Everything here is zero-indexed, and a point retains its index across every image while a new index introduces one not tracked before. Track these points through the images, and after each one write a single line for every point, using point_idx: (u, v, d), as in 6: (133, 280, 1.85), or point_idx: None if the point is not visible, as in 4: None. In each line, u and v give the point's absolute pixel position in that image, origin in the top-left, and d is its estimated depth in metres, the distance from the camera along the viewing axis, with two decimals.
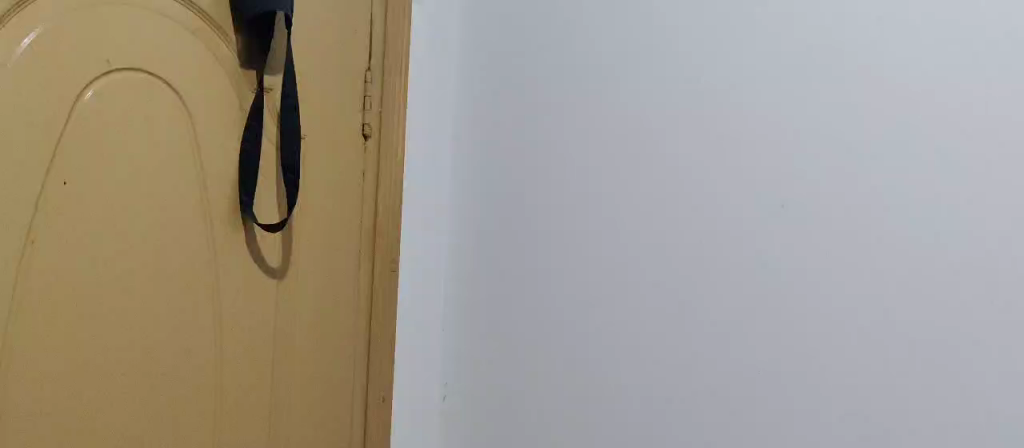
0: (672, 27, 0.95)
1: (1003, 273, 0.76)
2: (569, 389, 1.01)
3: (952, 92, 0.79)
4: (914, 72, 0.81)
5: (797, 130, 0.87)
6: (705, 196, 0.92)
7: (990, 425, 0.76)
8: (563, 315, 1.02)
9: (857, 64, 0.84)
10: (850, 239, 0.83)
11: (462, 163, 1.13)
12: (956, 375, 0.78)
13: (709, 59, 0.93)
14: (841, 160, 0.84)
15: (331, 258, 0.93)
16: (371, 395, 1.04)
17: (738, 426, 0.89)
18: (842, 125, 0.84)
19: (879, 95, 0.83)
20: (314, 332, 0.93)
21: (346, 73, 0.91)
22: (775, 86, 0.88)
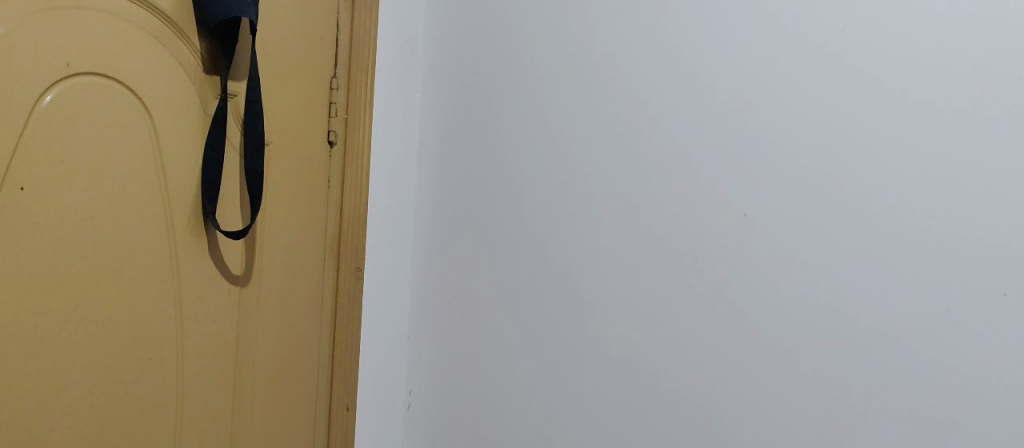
0: (653, 28, 1.05)
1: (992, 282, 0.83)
2: (523, 387, 1.10)
3: (935, 90, 0.87)
4: (894, 71, 0.89)
5: (775, 130, 0.95)
6: (672, 202, 1.01)
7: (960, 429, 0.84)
8: (529, 320, 1.10)
9: (836, 64, 0.92)
10: (821, 234, 0.92)
11: (423, 175, 1.22)
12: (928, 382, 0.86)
13: (686, 57, 1.02)
14: (817, 159, 0.93)
15: (295, 264, 0.99)
16: (337, 401, 1.05)
17: (708, 428, 0.97)
18: (807, 138, 0.94)
19: (854, 94, 0.91)
20: (282, 341, 0.97)
21: (312, 79, 0.99)
22: (754, 83, 0.97)
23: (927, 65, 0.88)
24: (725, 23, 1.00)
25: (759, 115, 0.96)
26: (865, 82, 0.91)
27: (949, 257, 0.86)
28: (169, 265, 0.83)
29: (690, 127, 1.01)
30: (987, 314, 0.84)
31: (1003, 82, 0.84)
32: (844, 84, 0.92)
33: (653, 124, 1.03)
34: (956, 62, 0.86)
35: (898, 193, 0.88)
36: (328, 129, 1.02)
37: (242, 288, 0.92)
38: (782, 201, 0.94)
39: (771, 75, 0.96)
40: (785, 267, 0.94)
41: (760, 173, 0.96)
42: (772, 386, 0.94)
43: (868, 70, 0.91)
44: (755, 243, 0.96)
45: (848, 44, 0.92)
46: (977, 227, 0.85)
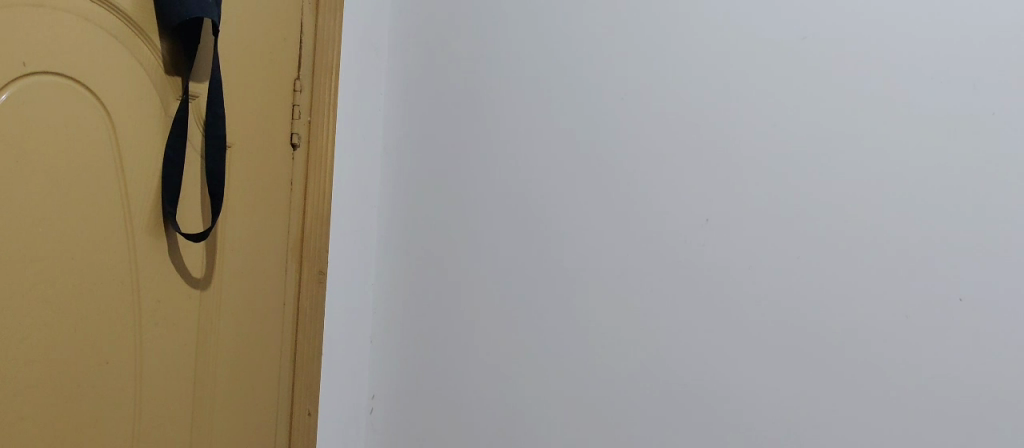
0: (619, 29, 1.06)
1: (940, 277, 0.87)
2: (489, 390, 1.11)
3: (892, 89, 0.91)
4: (854, 69, 0.92)
5: (741, 130, 0.98)
6: (635, 202, 1.03)
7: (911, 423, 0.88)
8: (494, 325, 1.11)
9: (799, 66, 0.95)
10: (781, 228, 0.95)
11: (386, 179, 1.21)
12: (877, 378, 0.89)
13: (654, 60, 1.04)
14: (778, 160, 0.96)
15: (256, 268, 0.98)
16: (298, 406, 1.04)
17: (672, 426, 1.00)
18: (768, 141, 0.96)
19: (817, 93, 0.94)
20: (243, 346, 0.96)
21: (275, 80, 0.98)
22: (719, 83, 0.99)
23: (886, 71, 0.91)
24: (688, 29, 1.02)
25: (720, 121, 0.99)
26: (825, 88, 0.94)
27: (907, 263, 0.89)
28: (128, 267, 0.82)
29: (657, 132, 1.03)
30: (943, 317, 0.87)
31: (958, 86, 0.88)
32: (807, 89, 0.95)
33: (621, 130, 1.05)
34: (913, 68, 0.90)
35: (859, 199, 0.91)
36: (291, 131, 1.02)
37: (202, 291, 0.90)
38: (744, 205, 0.97)
39: (733, 83, 0.99)
40: (745, 272, 0.96)
41: (721, 174, 0.99)
42: (738, 381, 0.96)
43: (829, 78, 0.94)
44: (720, 248, 0.98)
45: (807, 52, 0.95)
46: (935, 231, 0.88)
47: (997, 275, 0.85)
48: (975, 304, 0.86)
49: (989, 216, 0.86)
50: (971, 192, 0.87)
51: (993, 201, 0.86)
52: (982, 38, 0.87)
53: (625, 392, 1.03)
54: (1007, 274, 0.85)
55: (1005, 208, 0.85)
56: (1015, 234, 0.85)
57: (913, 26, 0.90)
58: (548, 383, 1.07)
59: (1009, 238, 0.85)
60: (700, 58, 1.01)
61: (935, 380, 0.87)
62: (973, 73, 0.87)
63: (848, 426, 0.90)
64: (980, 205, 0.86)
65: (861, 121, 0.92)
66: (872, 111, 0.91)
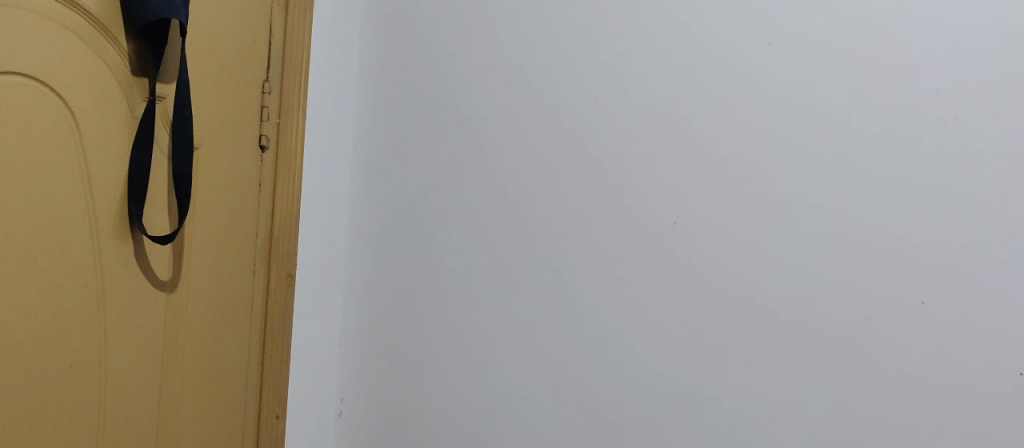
0: (586, 30, 1.07)
1: (903, 280, 0.88)
2: (459, 392, 1.11)
3: (857, 88, 0.92)
4: (821, 70, 0.93)
5: (711, 130, 0.99)
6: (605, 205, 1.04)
7: (883, 425, 0.88)
8: (465, 328, 1.11)
9: (765, 66, 0.96)
10: (748, 228, 0.96)
11: (357, 181, 1.21)
12: (845, 381, 0.90)
13: (623, 58, 1.04)
14: (746, 160, 0.97)
15: (223, 270, 0.97)
16: (266, 408, 1.04)
17: (645, 428, 1.00)
18: (736, 141, 0.97)
19: (784, 94, 0.95)
20: (210, 349, 0.96)
21: (244, 81, 0.98)
22: (689, 84, 1.00)
23: (857, 72, 0.92)
24: (657, 32, 1.03)
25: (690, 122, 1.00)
26: (791, 90, 0.95)
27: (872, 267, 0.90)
28: (93, 269, 0.81)
29: (628, 133, 1.03)
30: (908, 321, 0.88)
31: (922, 90, 0.89)
32: (774, 91, 0.96)
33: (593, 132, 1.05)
34: (879, 71, 0.91)
35: (826, 202, 0.92)
36: (260, 133, 1.01)
37: (169, 294, 0.90)
38: (711, 207, 0.98)
39: (700, 87, 1.00)
40: (711, 274, 0.97)
41: (692, 174, 0.99)
42: (710, 384, 0.97)
43: (796, 81, 0.95)
44: (689, 250, 0.99)
45: (773, 54, 0.96)
46: (900, 231, 0.89)
47: (960, 279, 0.86)
48: (940, 308, 0.87)
49: (952, 220, 0.87)
50: (936, 196, 0.88)
51: (956, 205, 0.87)
52: (947, 42, 0.88)
53: (598, 394, 1.03)
54: (969, 277, 0.86)
55: (968, 212, 0.86)
56: (977, 238, 0.86)
57: (877, 27, 0.91)
58: (517, 384, 1.08)
59: (972, 243, 0.86)
60: (670, 60, 1.02)
61: (900, 383, 0.88)
62: (937, 74, 0.88)
63: (819, 429, 0.91)
64: (943, 210, 0.87)
65: (829, 123, 0.93)
66: (839, 113, 0.92)
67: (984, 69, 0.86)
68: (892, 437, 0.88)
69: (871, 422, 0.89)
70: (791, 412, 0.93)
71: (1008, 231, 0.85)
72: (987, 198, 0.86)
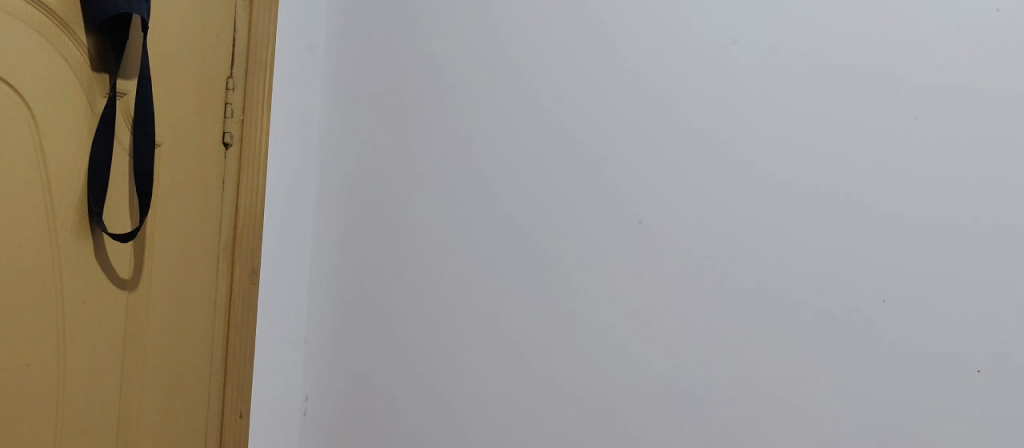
0: (559, 27, 1.07)
1: (868, 278, 0.90)
2: (425, 391, 1.10)
3: (832, 86, 0.93)
4: (795, 68, 0.95)
5: (691, 125, 0.99)
6: (575, 202, 1.04)
7: (842, 420, 0.90)
8: (431, 326, 1.10)
9: (741, 63, 0.97)
10: (716, 225, 0.97)
11: (323, 178, 1.19)
12: (805, 380, 0.92)
13: (598, 53, 1.05)
14: (721, 155, 0.97)
15: (184, 269, 0.96)
16: (229, 408, 1.02)
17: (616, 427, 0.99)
18: (710, 137, 0.98)
19: (762, 90, 0.96)
20: (171, 347, 0.94)
21: (207, 78, 0.97)
22: (665, 79, 1.01)
23: (833, 70, 0.93)
24: (624, 31, 1.04)
25: (667, 117, 1.00)
26: (756, 90, 0.97)
27: (838, 264, 0.91)
28: (50, 267, 0.80)
29: (608, 127, 1.03)
30: (868, 319, 0.90)
31: (883, 91, 0.91)
32: (740, 90, 0.97)
33: (567, 128, 1.05)
34: (841, 72, 0.93)
35: (796, 199, 0.94)
36: (223, 130, 1.00)
37: (129, 293, 0.89)
38: (677, 206, 0.99)
39: (670, 86, 1.01)
40: (676, 272, 0.98)
41: (667, 170, 1.00)
42: (677, 382, 0.97)
43: (762, 81, 0.96)
44: (658, 248, 0.99)
45: (750, 51, 0.97)
46: (870, 228, 0.90)
47: (919, 277, 0.88)
48: (899, 305, 0.89)
49: (915, 218, 0.89)
50: (896, 196, 0.90)
51: (926, 202, 0.89)
52: (907, 44, 0.91)
53: (567, 392, 1.02)
54: (927, 274, 0.88)
55: (936, 210, 0.88)
56: (935, 236, 0.88)
57: (850, 26, 0.93)
58: (486, 382, 1.06)
59: (934, 242, 0.88)
60: (636, 61, 1.03)
61: (863, 380, 0.89)
62: (910, 72, 0.90)
63: (785, 426, 0.92)
64: (909, 208, 0.89)
65: (805, 119, 0.94)
66: (802, 114, 0.94)
67: (954, 68, 0.89)
68: (855, 434, 0.89)
69: (828, 419, 0.90)
70: (756, 409, 0.93)
71: (964, 230, 0.87)
72: (944, 198, 0.88)
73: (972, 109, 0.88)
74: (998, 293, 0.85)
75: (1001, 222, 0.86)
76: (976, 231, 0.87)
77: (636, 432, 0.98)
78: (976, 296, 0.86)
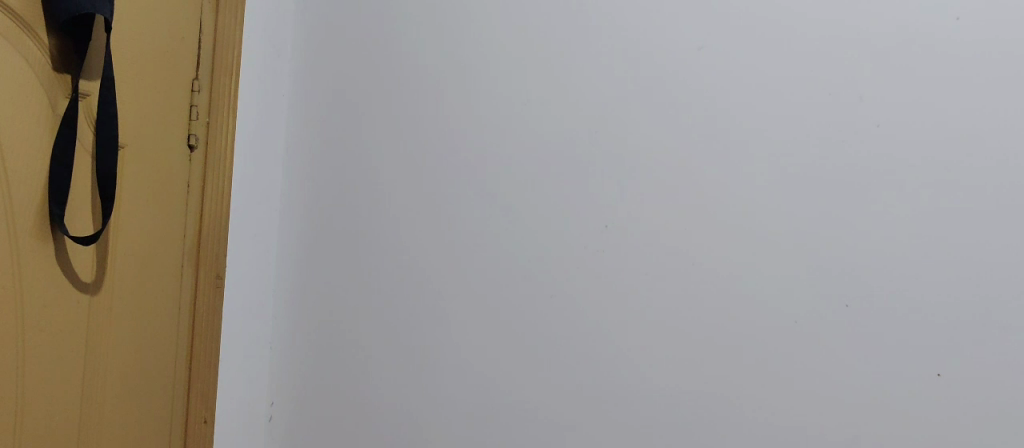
0: (526, 21, 1.05)
1: (838, 280, 0.86)
2: (389, 397, 1.07)
3: (800, 76, 0.89)
4: (761, 59, 0.91)
5: (662, 116, 0.96)
6: (542, 200, 1.01)
7: (808, 426, 0.86)
8: (393, 330, 1.08)
9: (706, 55, 0.94)
10: (679, 228, 0.93)
11: (289, 182, 1.17)
12: (770, 386, 0.88)
13: (563, 48, 1.02)
14: (688, 149, 0.94)
15: (148, 272, 0.94)
16: (193, 412, 1.01)
17: (581, 435, 0.96)
18: (674, 132, 0.95)
19: (730, 81, 0.92)
20: (134, 350, 0.93)
21: (171, 80, 0.96)
22: (632, 73, 0.98)
23: (800, 59, 0.89)
24: (585, 29, 1.01)
25: (635, 111, 0.97)
26: (718, 93, 0.93)
27: (802, 268, 0.87)
28: (11, 269, 0.78)
29: (576, 121, 1.00)
30: (829, 325, 0.86)
31: (845, 87, 0.87)
32: (702, 94, 0.94)
33: (534, 125, 1.03)
34: (805, 69, 0.89)
35: (766, 198, 0.90)
36: (188, 132, 0.99)
37: (93, 296, 0.87)
38: (640, 211, 0.96)
39: (637, 80, 0.97)
40: (641, 279, 0.95)
41: (636, 167, 0.96)
42: (645, 389, 0.94)
43: (724, 79, 0.93)
44: (622, 250, 0.96)
45: (717, 41, 0.94)
46: (838, 227, 0.86)
47: (884, 286, 0.84)
48: (859, 310, 0.85)
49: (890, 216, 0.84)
50: (866, 196, 0.85)
51: (903, 197, 0.84)
52: (870, 47, 0.86)
53: (531, 398, 0.99)
54: (898, 276, 0.83)
55: (913, 206, 0.83)
56: (910, 234, 0.83)
57: (817, 15, 0.89)
58: (450, 388, 1.04)
59: (908, 240, 0.83)
60: (598, 63, 1.00)
61: (829, 389, 0.85)
62: (881, 58, 0.86)
63: (750, 432, 0.88)
64: (883, 204, 0.85)
65: (773, 111, 0.90)
66: (763, 120, 0.91)
67: (925, 52, 0.84)
68: (822, 443, 0.85)
69: (793, 430, 0.87)
70: (720, 417, 0.90)
71: (937, 226, 0.82)
72: (919, 191, 0.83)
73: (937, 112, 0.83)
74: (968, 300, 0.81)
75: (969, 228, 0.81)
76: (949, 231, 0.82)
77: (601, 443, 0.95)
78: (943, 303, 0.82)
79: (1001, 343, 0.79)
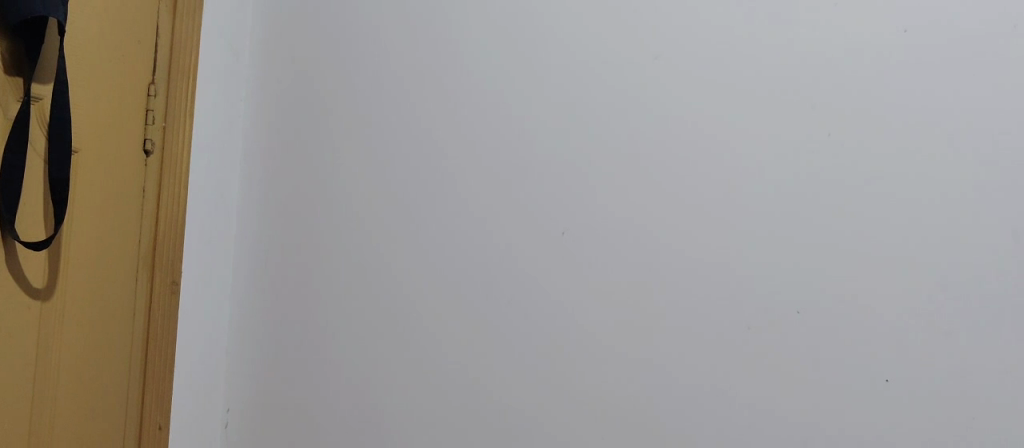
0: (493, 23, 1.06)
1: (786, 289, 0.89)
2: (347, 402, 1.06)
3: (758, 80, 0.93)
4: (724, 64, 0.95)
5: (624, 120, 0.98)
6: (504, 203, 1.02)
7: (762, 428, 0.88)
8: (353, 336, 1.07)
9: (667, 61, 0.97)
10: (634, 235, 0.96)
11: (247, 185, 1.16)
12: (726, 389, 0.90)
13: (530, 49, 1.04)
14: (650, 150, 0.96)
15: (100, 278, 0.93)
16: (148, 419, 0.99)
17: (542, 435, 0.97)
18: (635, 135, 0.97)
19: (690, 86, 0.96)
20: (86, 355, 0.91)
21: (126, 84, 0.95)
22: (598, 76, 1.00)
23: (756, 65, 0.93)
24: (552, 30, 1.03)
25: (602, 110, 0.99)
26: (675, 103, 0.96)
27: (752, 280, 0.91)
28: None
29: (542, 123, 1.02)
30: (780, 332, 0.89)
31: (799, 96, 0.91)
32: (659, 103, 0.97)
33: (497, 126, 1.04)
34: (760, 76, 0.93)
35: (723, 207, 0.93)
36: (144, 137, 0.98)
37: (44, 302, 0.86)
38: (602, 216, 0.98)
39: (600, 82, 1.00)
40: (598, 283, 0.97)
41: (599, 169, 0.98)
42: (603, 390, 0.95)
43: (684, 83, 0.96)
44: (582, 254, 0.98)
45: (680, 45, 0.97)
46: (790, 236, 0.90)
47: (836, 293, 0.87)
48: (814, 316, 0.88)
49: (836, 226, 0.88)
50: (816, 204, 0.89)
51: (856, 202, 0.88)
52: (826, 56, 0.91)
53: (489, 401, 1.00)
54: (849, 280, 0.87)
55: (861, 213, 0.88)
56: (860, 240, 0.87)
57: (776, 21, 0.93)
58: (409, 393, 1.03)
59: (857, 245, 0.87)
60: (563, 67, 1.02)
61: (779, 393, 0.88)
62: (833, 66, 0.90)
63: (706, 434, 0.90)
64: (832, 213, 0.88)
65: (733, 114, 0.94)
66: (720, 128, 0.94)
67: (878, 60, 0.89)
68: (774, 442, 0.88)
69: (747, 431, 0.89)
70: (677, 422, 0.92)
71: (882, 232, 0.87)
72: (869, 197, 0.87)
73: (884, 122, 0.88)
74: (913, 305, 0.85)
75: (911, 231, 0.86)
76: (899, 235, 0.86)
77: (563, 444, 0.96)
78: (892, 311, 0.85)
79: (937, 345, 0.83)
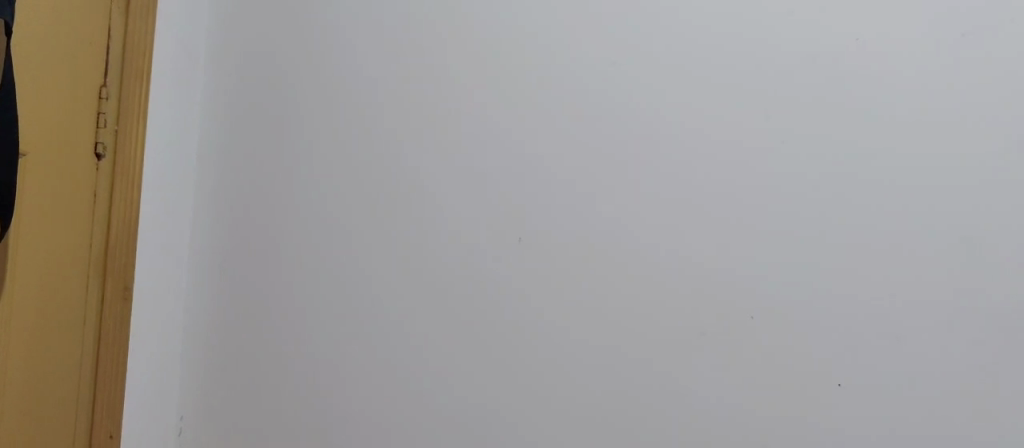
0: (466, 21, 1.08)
1: (739, 285, 0.97)
2: (309, 406, 1.05)
3: (750, 76, 0.99)
4: (720, 62, 1.00)
5: (621, 115, 1.02)
6: (477, 203, 1.04)
7: (723, 420, 0.95)
8: (313, 341, 1.06)
9: (659, 60, 1.02)
10: (606, 233, 1.00)
11: (201, 188, 1.13)
12: (686, 383, 0.97)
13: (514, 46, 1.06)
14: (645, 147, 1.01)
15: (48, 283, 0.91)
16: (98, 427, 0.97)
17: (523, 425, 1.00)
18: (626, 133, 1.01)
19: (687, 84, 1.01)
20: (34, 362, 0.89)
21: (76, 87, 0.93)
22: (586, 73, 1.03)
23: (745, 59, 1.00)
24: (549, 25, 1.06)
25: (603, 101, 1.02)
26: (662, 104, 1.01)
27: (703, 279, 0.98)
28: None
29: (537, 117, 1.04)
30: (737, 327, 0.96)
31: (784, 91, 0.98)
32: (647, 102, 1.01)
33: (477, 124, 1.06)
34: (746, 74, 0.99)
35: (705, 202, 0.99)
36: (96, 141, 0.96)
37: None
38: (581, 216, 1.01)
39: (595, 78, 1.03)
40: (561, 284, 1.01)
41: (598, 164, 1.02)
42: (571, 386, 0.99)
43: (681, 79, 1.01)
44: (546, 256, 1.02)
45: (682, 39, 1.02)
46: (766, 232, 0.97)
47: (796, 284, 0.96)
48: (767, 322, 0.96)
49: (774, 226, 0.97)
50: (785, 199, 0.97)
51: (812, 200, 0.96)
52: (803, 51, 0.98)
53: (462, 399, 1.02)
54: (822, 267, 0.95)
55: (823, 213, 0.96)
56: (818, 233, 0.96)
57: (768, 18, 1.00)
58: (372, 397, 1.04)
59: (818, 238, 0.96)
60: (546, 64, 1.05)
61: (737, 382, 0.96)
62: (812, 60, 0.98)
63: (678, 422, 0.96)
64: (794, 208, 0.97)
65: (727, 111, 0.99)
66: (710, 127, 1.00)
67: (846, 56, 0.97)
68: (735, 429, 0.95)
69: (714, 421, 0.96)
70: (640, 416, 0.97)
71: (838, 227, 0.95)
72: (818, 196, 0.96)
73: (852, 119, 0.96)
74: (853, 300, 0.94)
75: (853, 230, 0.95)
76: (854, 225, 0.95)
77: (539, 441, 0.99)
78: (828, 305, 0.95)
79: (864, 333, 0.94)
